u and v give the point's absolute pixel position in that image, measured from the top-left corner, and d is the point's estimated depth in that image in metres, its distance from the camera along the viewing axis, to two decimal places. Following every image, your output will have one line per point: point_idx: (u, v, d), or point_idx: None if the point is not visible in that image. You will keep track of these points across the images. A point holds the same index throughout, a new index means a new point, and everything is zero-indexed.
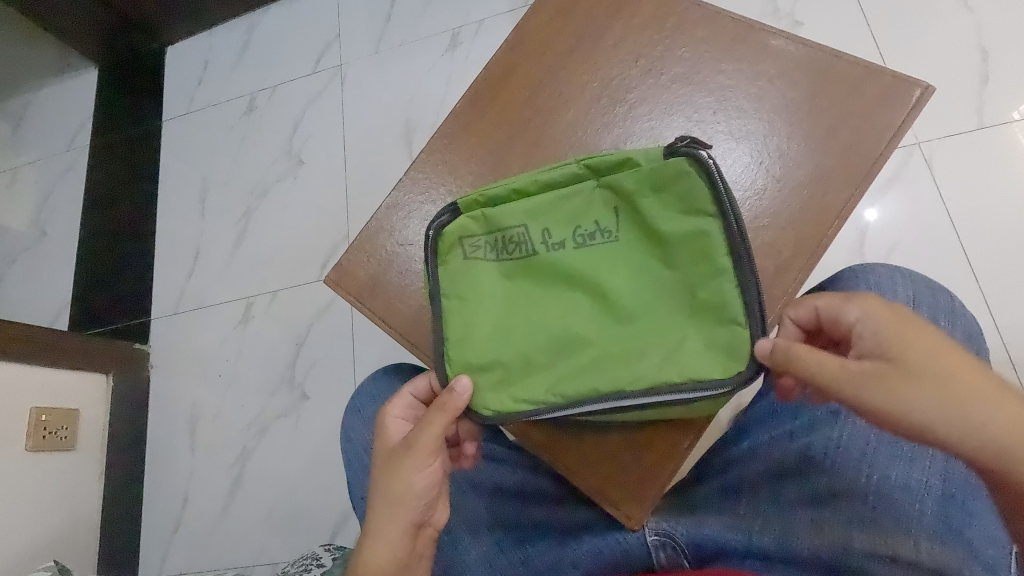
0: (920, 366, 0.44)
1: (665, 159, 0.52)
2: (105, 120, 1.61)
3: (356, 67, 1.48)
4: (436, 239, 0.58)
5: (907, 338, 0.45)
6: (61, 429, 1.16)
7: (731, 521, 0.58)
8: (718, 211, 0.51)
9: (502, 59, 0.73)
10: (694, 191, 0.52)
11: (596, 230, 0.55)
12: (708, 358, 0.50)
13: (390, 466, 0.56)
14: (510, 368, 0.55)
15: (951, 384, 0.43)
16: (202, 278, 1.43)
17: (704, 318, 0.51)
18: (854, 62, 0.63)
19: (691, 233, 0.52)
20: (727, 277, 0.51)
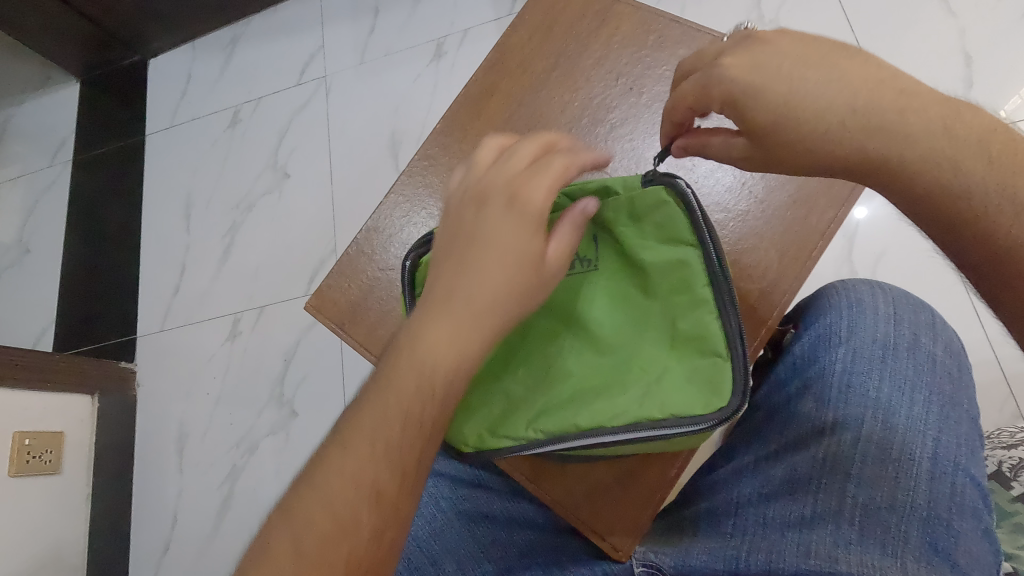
0: (770, 101, 0.45)
1: (644, 189, 0.52)
2: (86, 134, 1.58)
3: (340, 77, 1.47)
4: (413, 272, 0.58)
5: (763, 72, 0.45)
6: (45, 452, 1.12)
7: (718, 547, 0.55)
8: (698, 240, 0.51)
9: (481, 78, 0.72)
10: (674, 222, 0.51)
11: (576, 260, 0.55)
12: (691, 392, 0.49)
13: (486, 272, 0.46)
14: (491, 401, 0.54)
15: (802, 113, 0.44)
16: (188, 294, 1.41)
17: (686, 350, 0.50)
18: None
19: (672, 263, 0.51)
20: (709, 308, 0.50)
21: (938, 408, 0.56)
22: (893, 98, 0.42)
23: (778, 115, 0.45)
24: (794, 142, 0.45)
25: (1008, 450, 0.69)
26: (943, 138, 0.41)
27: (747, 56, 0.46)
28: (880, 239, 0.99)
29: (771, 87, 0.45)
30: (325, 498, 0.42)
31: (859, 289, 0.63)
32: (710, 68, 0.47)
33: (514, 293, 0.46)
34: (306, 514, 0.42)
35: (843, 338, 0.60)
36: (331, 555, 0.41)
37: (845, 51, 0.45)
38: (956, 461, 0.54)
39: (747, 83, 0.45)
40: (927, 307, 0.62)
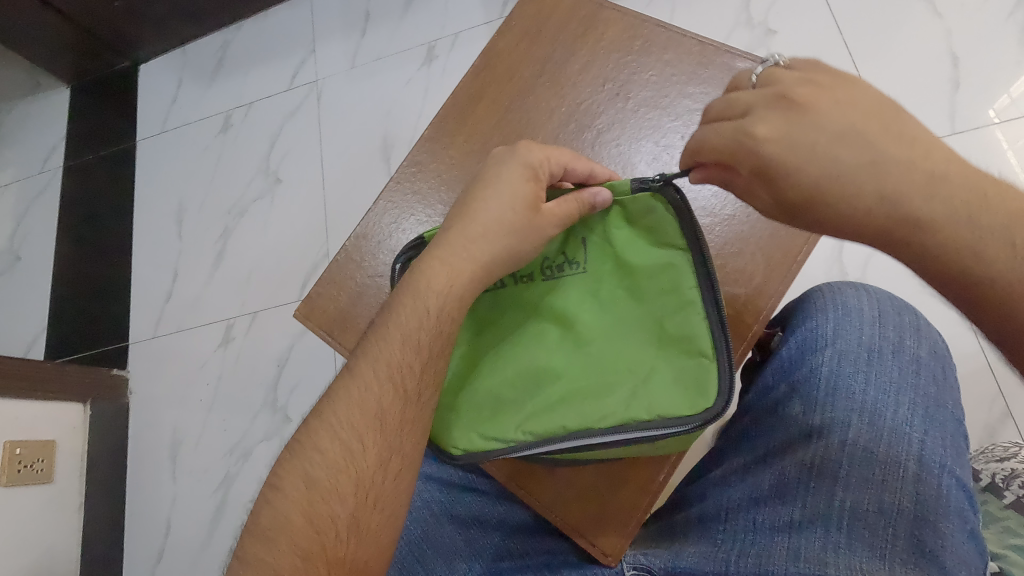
0: (797, 173, 0.42)
1: (632, 192, 0.52)
2: (76, 140, 1.57)
3: (332, 82, 1.47)
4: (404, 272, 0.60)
5: (794, 141, 0.43)
6: (36, 461, 1.11)
7: (709, 550, 0.55)
8: (687, 243, 0.51)
9: (469, 84, 0.72)
10: (663, 227, 0.52)
11: (564, 263, 0.55)
12: (678, 394, 0.50)
13: (478, 227, 0.52)
14: (479, 405, 0.54)
15: (829, 188, 0.42)
16: (180, 300, 1.40)
17: (672, 351, 0.51)
18: None
19: (660, 266, 0.52)
20: (695, 310, 0.50)
21: (923, 410, 0.57)
22: (923, 180, 0.39)
23: (805, 189, 0.42)
24: (817, 216, 0.43)
25: (1001, 463, 0.71)
26: (966, 226, 0.38)
27: (780, 121, 0.43)
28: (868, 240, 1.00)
29: (799, 160, 0.42)
30: (331, 429, 0.50)
31: (845, 291, 0.64)
32: (739, 131, 0.44)
33: (500, 253, 0.52)
34: (315, 445, 0.50)
35: (829, 339, 0.61)
36: (335, 480, 0.49)
37: (887, 121, 0.42)
38: (941, 462, 0.54)
39: (775, 151, 0.43)
40: (912, 310, 0.63)
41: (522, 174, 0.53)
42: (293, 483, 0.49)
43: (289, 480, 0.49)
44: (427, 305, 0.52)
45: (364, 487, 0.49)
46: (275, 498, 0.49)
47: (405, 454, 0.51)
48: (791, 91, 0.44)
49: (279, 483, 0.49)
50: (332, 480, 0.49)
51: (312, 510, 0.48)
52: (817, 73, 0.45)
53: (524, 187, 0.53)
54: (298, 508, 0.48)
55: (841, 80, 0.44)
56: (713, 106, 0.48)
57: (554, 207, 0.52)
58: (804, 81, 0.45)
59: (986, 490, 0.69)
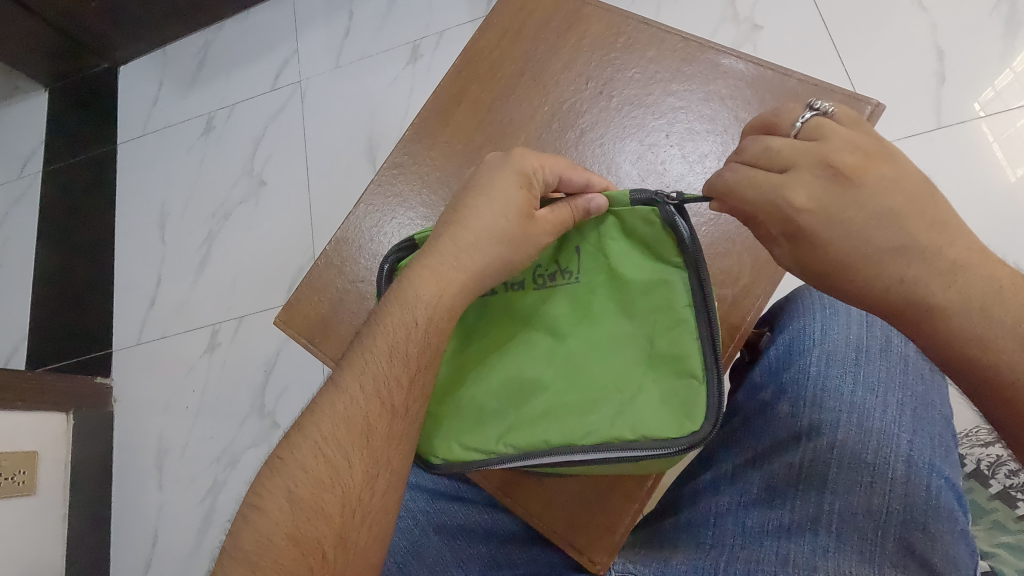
0: (829, 247, 0.42)
1: (631, 204, 0.51)
2: (55, 144, 1.54)
3: (316, 82, 1.44)
4: (392, 271, 0.59)
5: (831, 216, 0.42)
6: (18, 473, 1.08)
7: (698, 557, 0.55)
8: (686, 261, 0.50)
9: (450, 84, 0.71)
10: (660, 243, 0.51)
11: (556, 271, 0.54)
12: (664, 415, 0.49)
13: (471, 235, 0.51)
14: (463, 415, 0.53)
15: (857, 265, 0.42)
16: (164, 306, 1.38)
17: (661, 369, 0.50)
18: (804, 80, 0.62)
19: (653, 282, 0.50)
20: (688, 329, 0.49)
21: (911, 409, 0.56)
22: (944, 268, 0.40)
23: (833, 264, 0.43)
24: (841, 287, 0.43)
25: (985, 449, 0.70)
26: (979, 320, 0.39)
27: (819, 192, 0.42)
28: None
29: (833, 235, 0.42)
30: (316, 445, 0.49)
31: None
32: (776, 193, 0.43)
33: (493, 263, 0.51)
34: (300, 462, 0.48)
35: (818, 341, 0.60)
36: (320, 499, 0.48)
37: (923, 204, 0.41)
38: (930, 464, 0.54)
39: (812, 223, 0.43)
40: None
41: (516, 183, 0.52)
42: (276, 501, 0.47)
43: (272, 498, 0.48)
44: (417, 316, 0.50)
45: (349, 507, 0.48)
46: (257, 518, 0.47)
47: (392, 470, 0.49)
48: (836, 157, 0.43)
49: (260, 502, 0.48)
50: (316, 498, 0.48)
51: (297, 531, 0.47)
52: (860, 137, 0.43)
53: (518, 196, 0.51)
54: (282, 529, 0.47)
55: (886, 152, 0.43)
56: (748, 149, 0.46)
57: (548, 216, 0.51)
58: (851, 144, 0.43)
59: (971, 478, 0.68)
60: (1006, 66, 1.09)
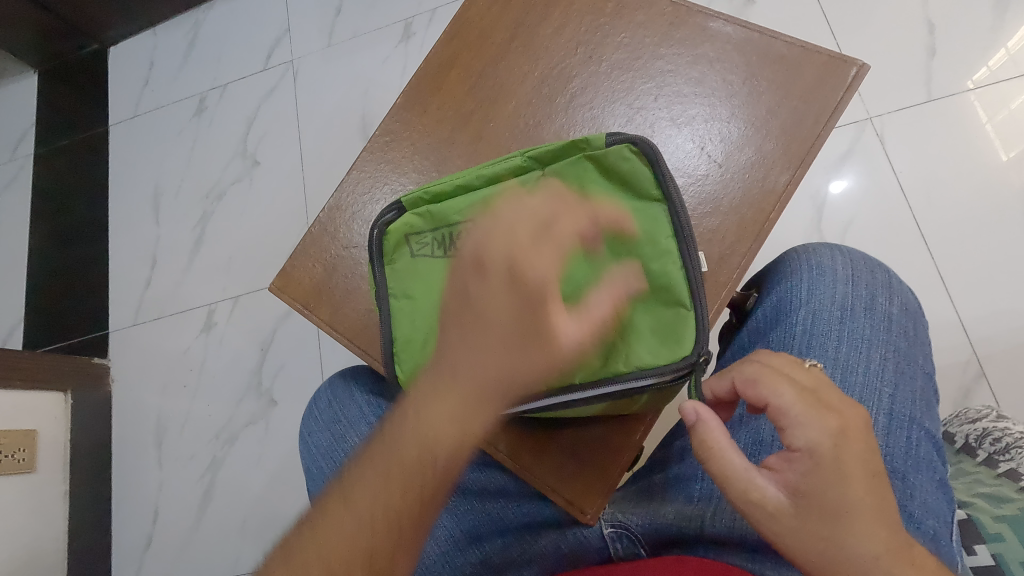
0: (832, 485, 0.41)
1: (607, 146, 0.52)
2: (46, 127, 1.53)
3: (307, 62, 1.44)
4: (381, 240, 0.55)
5: (852, 461, 0.42)
6: (19, 450, 1.10)
7: (688, 509, 0.56)
8: (663, 195, 0.51)
9: (440, 52, 0.71)
10: (636, 177, 0.52)
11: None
12: (656, 346, 0.50)
13: (493, 328, 0.47)
14: None
15: (849, 515, 0.41)
16: (160, 286, 1.38)
17: (651, 300, 0.51)
18: (790, 42, 0.62)
19: (639, 219, 0.51)
20: (672, 260, 0.50)
21: (893, 362, 0.58)
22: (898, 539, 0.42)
23: (824, 512, 0.41)
24: (816, 540, 0.42)
25: (974, 424, 0.70)
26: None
27: (846, 439, 0.42)
28: (848, 209, 1.08)
29: (844, 480, 0.41)
30: (319, 545, 0.45)
31: (820, 252, 0.64)
32: (801, 418, 0.43)
33: (511, 372, 0.47)
34: (300, 558, 0.45)
35: (804, 300, 0.61)
36: None
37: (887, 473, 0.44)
38: (910, 417, 0.55)
39: (838, 457, 0.42)
40: (884, 268, 0.64)
41: (512, 281, 0.47)
42: None
43: None
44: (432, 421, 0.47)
45: None
46: None
47: None
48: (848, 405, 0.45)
49: None
50: None
51: None
52: None
53: (519, 294, 0.47)
54: None
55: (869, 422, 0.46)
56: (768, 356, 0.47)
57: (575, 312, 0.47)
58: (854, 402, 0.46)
59: (961, 452, 0.70)
60: (999, 45, 1.10)
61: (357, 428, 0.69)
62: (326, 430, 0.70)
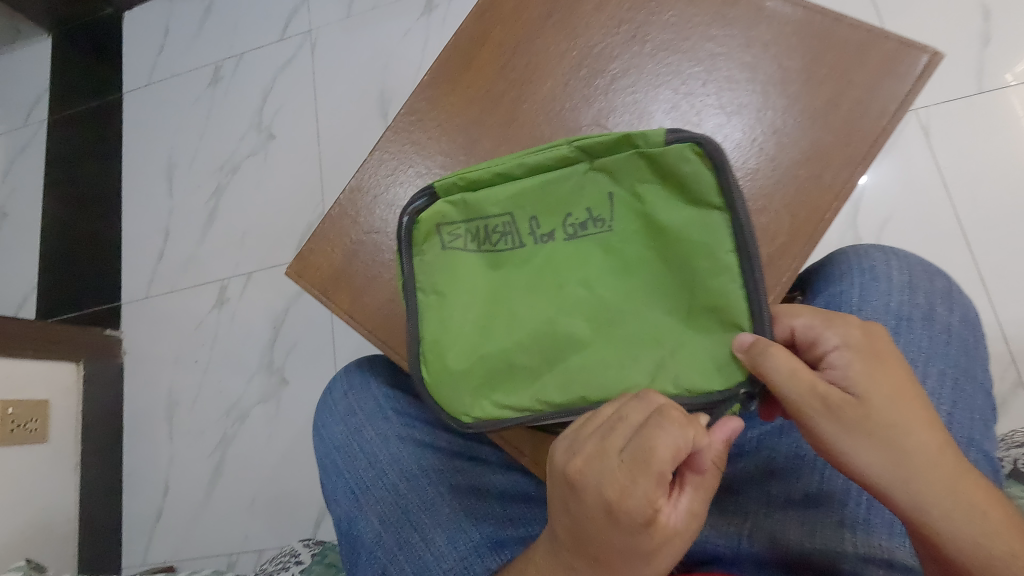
0: (878, 388, 0.44)
1: (666, 145, 0.45)
2: (60, 92, 1.50)
3: (325, 33, 1.39)
4: (411, 229, 0.51)
5: (884, 349, 0.46)
6: (30, 420, 1.11)
7: (723, 524, 0.53)
8: (726, 203, 0.45)
9: (471, 27, 0.67)
10: (700, 181, 0.45)
11: (587, 220, 0.49)
12: (705, 369, 0.46)
13: (588, 538, 0.41)
14: (494, 371, 0.49)
15: (906, 415, 0.43)
16: (173, 260, 1.36)
17: (704, 317, 0.46)
18: (855, 26, 0.57)
19: (698, 229, 0.46)
20: (731, 276, 0.45)
21: (953, 378, 0.54)
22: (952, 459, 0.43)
23: (882, 401, 0.43)
24: (875, 429, 0.43)
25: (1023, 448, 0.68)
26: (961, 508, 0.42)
27: (874, 337, 0.46)
28: (885, 204, 1.03)
29: (885, 375, 0.44)
30: None
31: (873, 254, 0.60)
32: (824, 325, 0.46)
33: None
34: None
35: (856, 307, 0.57)
36: None
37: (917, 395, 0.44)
38: (968, 437, 0.52)
39: (869, 361, 0.45)
40: (943, 275, 0.60)
41: (575, 497, 0.40)
42: None
43: None
44: None
45: None
46: None
47: None
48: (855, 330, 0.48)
49: None
50: None
51: None
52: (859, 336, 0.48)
53: (586, 513, 0.40)
54: None
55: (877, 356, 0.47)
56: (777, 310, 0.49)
57: (667, 516, 0.39)
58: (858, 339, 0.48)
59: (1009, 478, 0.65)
60: None
61: (374, 421, 0.66)
62: (341, 422, 0.67)
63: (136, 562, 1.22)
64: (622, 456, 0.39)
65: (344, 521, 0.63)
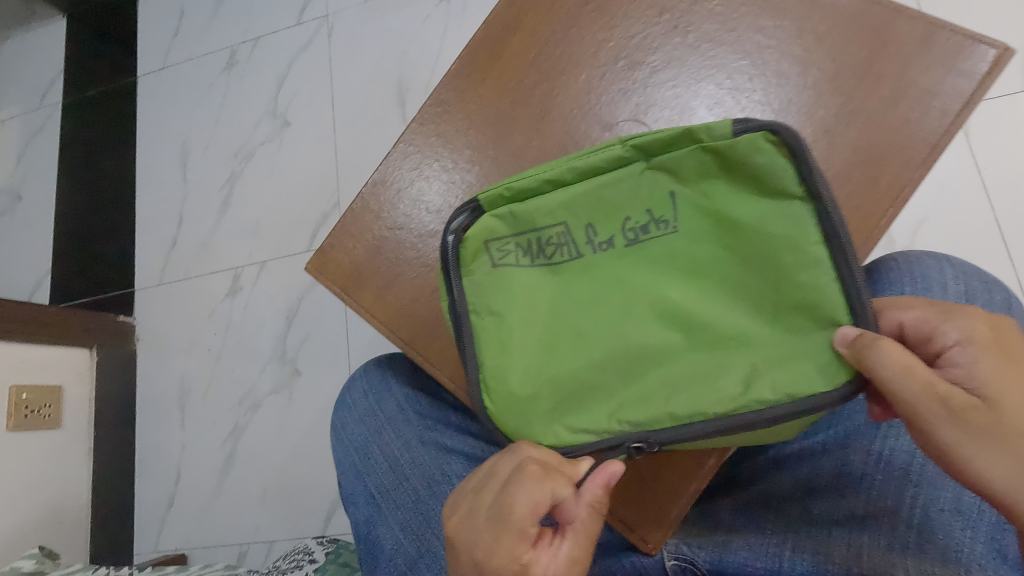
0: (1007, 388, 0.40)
1: (733, 135, 0.42)
2: (74, 75, 1.48)
3: (342, 17, 1.35)
4: (458, 249, 0.48)
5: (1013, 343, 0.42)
6: (44, 406, 1.11)
7: (760, 542, 0.51)
8: (807, 192, 0.42)
9: (502, 13, 0.63)
10: (775, 170, 0.42)
11: (649, 222, 0.46)
12: (808, 374, 0.42)
13: None
14: (565, 392, 0.46)
15: None
16: (186, 247, 1.34)
17: (792, 318, 0.43)
18: (917, 18, 0.53)
19: (778, 223, 0.42)
20: (823, 270, 0.42)
21: None
22: None
23: (1015, 404, 0.40)
24: (1005, 435, 0.39)
25: None
26: None
27: (1002, 331, 0.42)
28: (919, 205, 0.99)
29: (1014, 373, 0.41)
30: None
31: (925, 263, 0.57)
32: (943, 318, 0.43)
33: None
34: None
35: None
36: None
37: None
38: None
39: (997, 359, 0.41)
40: (999, 287, 0.56)
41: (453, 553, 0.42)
42: None
43: None
44: None
45: None
46: None
47: None
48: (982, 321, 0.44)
49: None
50: None
51: None
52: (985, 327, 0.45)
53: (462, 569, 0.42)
54: None
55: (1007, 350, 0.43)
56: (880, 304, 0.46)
57: (543, 567, 0.40)
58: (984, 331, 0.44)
59: None
60: None
61: (396, 423, 0.64)
62: (360, 423, 0.65)
63: (147, 550, 1.22)
64: (488, 514, 0.41)
65: (364, 525, 0.61)
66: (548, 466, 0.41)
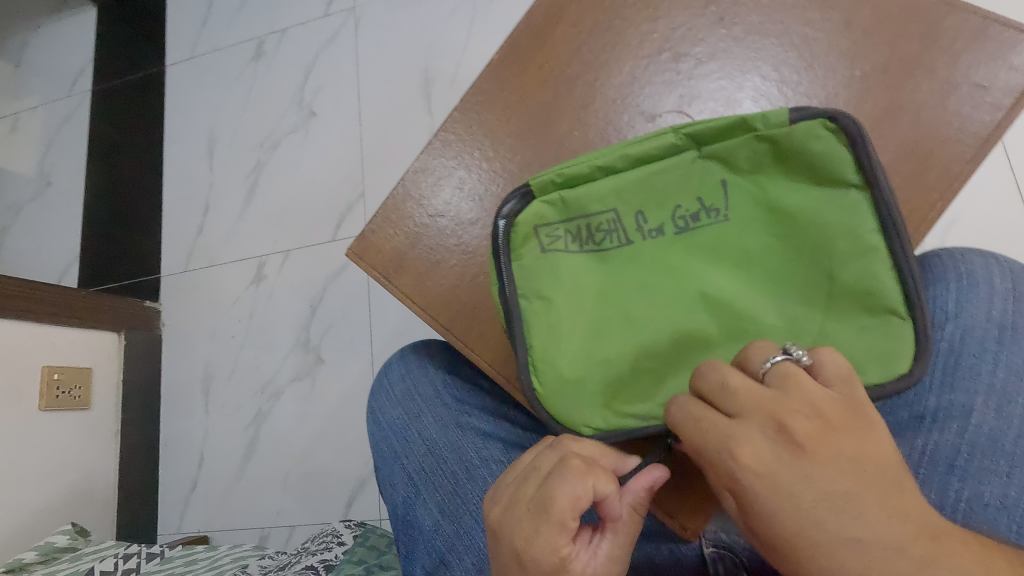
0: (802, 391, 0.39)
1: (791, 124, 0.43)
2: (104, 64, 1.50)
3: (369, 9, 1.36)
4: (508, 233, 0.48)
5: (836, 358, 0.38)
6: (75, 387, 1.14)
7: None
8: (864, 180, 0.43)
9: (544, 4, 0.64)
10: (832, 159, 0.43)
11: (700, 210, 0.46)
12: (860, 359, 0.43)
13: None
14: (613, 377, 0.47)
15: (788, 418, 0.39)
16: (212, 234, 1.36)
17: (846, 306, 0.44)
18: (969, 11, 0.53)
19: (833, 210, 0.43)
20: (878, 257, 0.43)
21: None
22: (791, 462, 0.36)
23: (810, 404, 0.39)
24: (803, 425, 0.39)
25: None
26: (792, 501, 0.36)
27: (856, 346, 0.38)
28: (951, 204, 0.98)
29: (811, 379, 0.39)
30: None
31: (972, 258, 0.57)
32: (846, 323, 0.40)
33: None
34: None
35: (952, 313, 0.54)
36: None
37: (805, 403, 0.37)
38: None
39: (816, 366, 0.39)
40: None
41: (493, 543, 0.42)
42: None
43: None
44: None
45: None
46: None
47: None
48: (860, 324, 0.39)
49: None
50: None
51: None
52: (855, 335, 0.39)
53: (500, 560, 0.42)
54: None
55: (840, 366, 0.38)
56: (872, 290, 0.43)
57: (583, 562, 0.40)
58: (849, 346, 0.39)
59: None
60: None
61: (432, 407, 0.65)
62: (397, 406, 0.66)
63: (169, 531, 1.24)
64: (530, 506, 0.40)
65: (400, 507, 0.62)
66: (590, 462, 0.40)
